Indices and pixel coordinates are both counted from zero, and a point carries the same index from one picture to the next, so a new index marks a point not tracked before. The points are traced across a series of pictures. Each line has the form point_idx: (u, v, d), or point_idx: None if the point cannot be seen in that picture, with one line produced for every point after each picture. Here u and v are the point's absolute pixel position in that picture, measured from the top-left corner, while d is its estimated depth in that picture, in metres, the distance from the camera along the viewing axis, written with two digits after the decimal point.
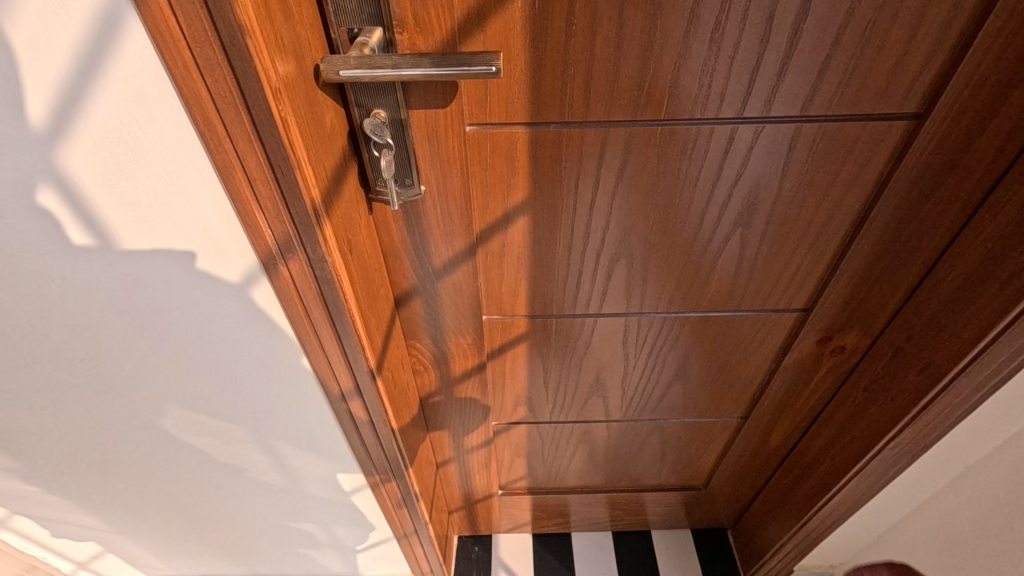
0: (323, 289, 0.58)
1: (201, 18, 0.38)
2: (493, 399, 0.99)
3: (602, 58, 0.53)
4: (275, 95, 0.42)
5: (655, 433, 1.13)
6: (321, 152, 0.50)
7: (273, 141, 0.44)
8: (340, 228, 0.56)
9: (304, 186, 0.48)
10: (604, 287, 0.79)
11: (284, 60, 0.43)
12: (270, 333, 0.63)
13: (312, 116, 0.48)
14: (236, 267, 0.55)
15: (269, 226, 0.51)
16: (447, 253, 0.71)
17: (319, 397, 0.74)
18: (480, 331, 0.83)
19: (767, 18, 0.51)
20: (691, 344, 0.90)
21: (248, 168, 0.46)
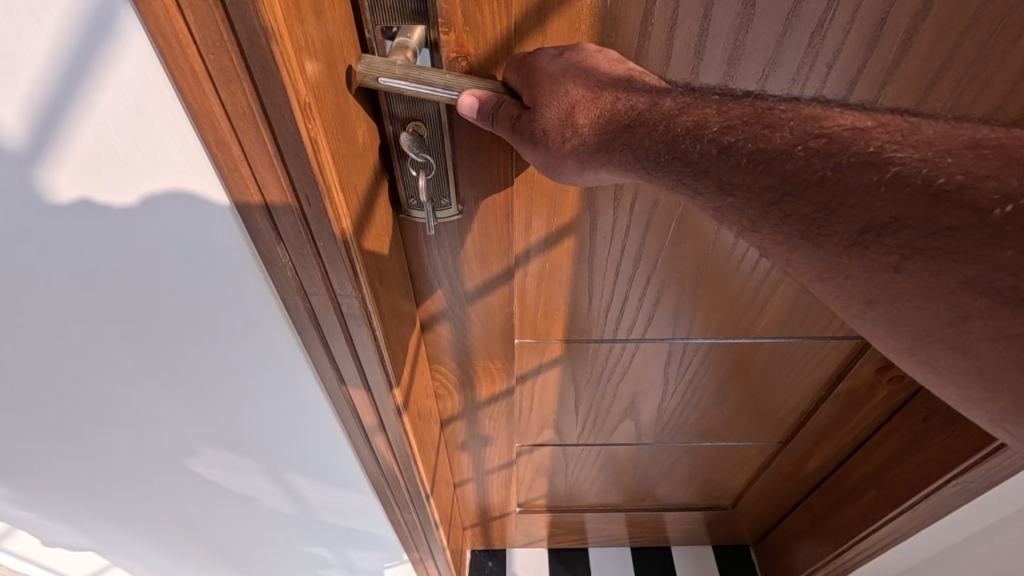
0: (349, 325, 0.51)
1: (217, 20, 0.31)
2: (519, 423, 0.93)
3: (679, 66, 0.46)
4: (304, 114, 0.35)
5: (685, 456, 1.07)
6: (353, 174, 0.43)
7: (300, 166, 0.38)
8: (369, 256, 0.49)
9: (333, 216, 0.41)
10: (649, 313, 0.72)
11: (315, 70, 0.36)
12: (290, 364, 0.56)
13: (344, 134, 0.41)
14: (253, 301, 0.48)
15: (290, 260, 0.44)
16: (479, 278, 0.64)
17: (338, 428, 0.68)
18: (511, 355, 0.77)
19: (876, 22, 0.43)
20: (736, 369, 0.83)
21: (269, 195, 0.39)
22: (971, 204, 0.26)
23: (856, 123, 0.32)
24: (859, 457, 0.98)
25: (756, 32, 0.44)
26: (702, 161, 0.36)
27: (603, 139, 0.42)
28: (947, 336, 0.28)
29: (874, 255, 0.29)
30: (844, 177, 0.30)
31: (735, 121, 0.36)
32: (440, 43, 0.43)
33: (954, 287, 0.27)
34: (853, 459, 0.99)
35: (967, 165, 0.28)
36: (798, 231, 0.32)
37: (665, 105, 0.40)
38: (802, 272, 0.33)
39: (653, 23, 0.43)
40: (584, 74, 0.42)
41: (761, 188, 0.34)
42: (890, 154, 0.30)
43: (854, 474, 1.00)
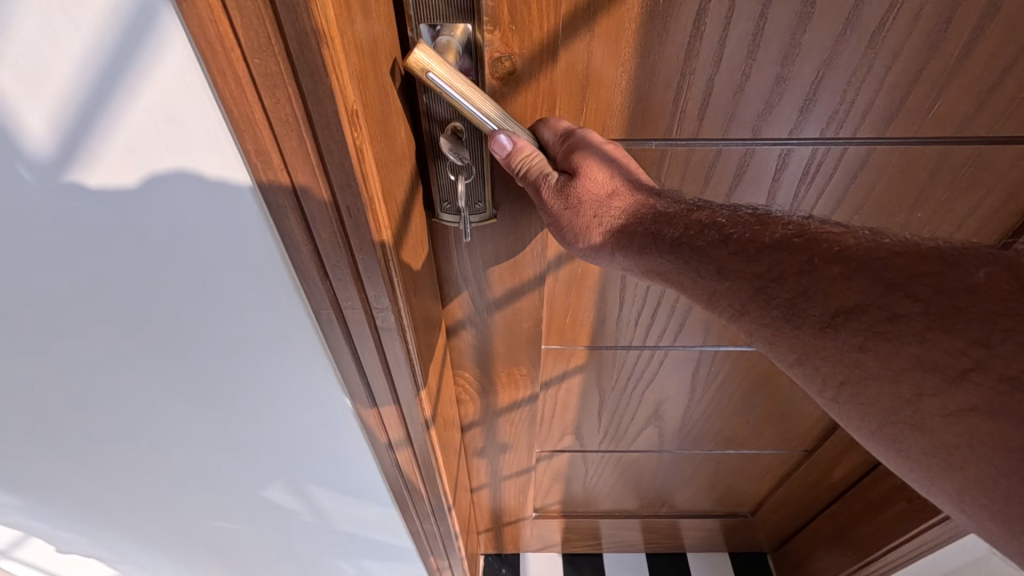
0: (383, 338, 0.50)
1: (266, 23, 0.28)
2: (539, 429, 0.91)
3: (730, 66, 0.44)
4: (353, 123, 0.33)
5: (707, 464, 1.05)
6: (393, 181, 0.41)
7: (343, 177, 0.35)
8: (405, 269, 0.47)
9: (374, 227, 0.39)
10: (681, 321, 0.70)
11: (362, 74, 0.34)
12: (320, 379, 0.54)
13: (386, 137, 0.39)
14: (285, 315, 0.45)
15: (325, 276, 0.42)
16: (509, 285, 0.62)
17: (362, 441, 0.66)
18: (536, 361, 0.75)
19: (942, 21, 0.41)
20: (766, 377, 0.81)
21: (309, 209, 0.37)
22: (915, 294, 0.32)
23: (835, 229, 0.38)
24: (888, 470, 0.95)
25: (815, 30, 0.42)
26: (702, 247, 0.41)
27: (624, 226, 0.45)
28: (908, 417, 0.32)
29: (845, 336, 0.34)
30: (818, 267, 0.36)
31: (739, 221, 0.41)
32: (484, 41, 0.41)
33: (908, 365, 0.31)
34: (881, 471, 0.97)
35: (914, 263, 0.33)
36: (783, 317, 0.37)
37: (686, 202, 0.45)
38: (786, 357, 0.37)
39: (706, 21, 0.41)
40: (622, 169, 0.45)
41: (751, 274, 0.39)
42: (853, 250, 0.35)
43: (882, 486, 0.97)
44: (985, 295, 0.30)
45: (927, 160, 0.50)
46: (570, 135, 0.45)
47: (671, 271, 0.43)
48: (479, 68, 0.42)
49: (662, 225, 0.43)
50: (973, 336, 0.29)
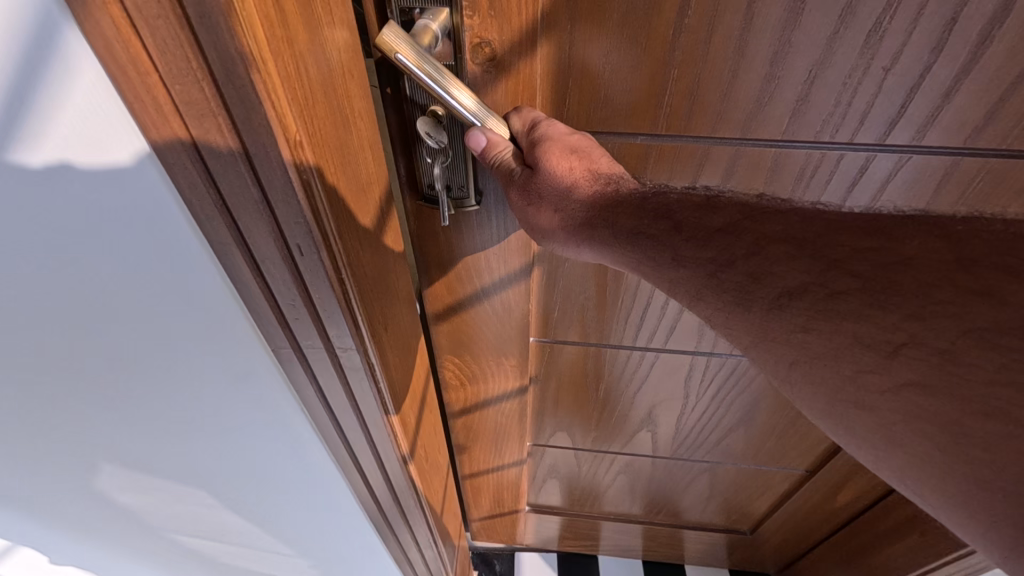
0: (348, 376, 0.46)
1: (183, 44, 0.25)
2: (531, 422, 0.91)
3: (717, 63, 0.43)
4: (295, 154, 0.30)
5: (705, 474, 1.03)
6: (352, 211, 0.38)
7: (289, 212, 0.32)
8: (374, 303, 0.44)
9: (327, 266, 0.36)
10: (672, 323, 0.69)
11: (308, 95, 0.30)
12: (284, 430, 0.49)
13: (343, 166, 0.36)
14: (242, 364, 0.41)
15: (278, 317, 0.39)
16: (496, 272, 0.63)
17: (338, 486, 0.60)
18: (526, 355, 0.76)
19: (944, 23, 0.39)
20: (764, 391, 0.78)
21: (254, 246, 0.34)
22: (854, 271, 0.34)
23: (778, 207, 0.40)
24: (896, 500, 0.91)
25: (805, 30, 0.40)
26: (660, 233, 0.41)
27: (588, 214, 0.44)
28: (853, 394, 0.34)
29: (789, 316, 0.36)
30: (761, 250, 0.38)
31: (692, 207, 0.42)
32: (461, 27, 0.41)
33: (847, 342, 0.34)
34: (888, 500, 0.93)
35: (852, 237, 0.36)
36: (735, 300, 0.38)
37: (642, 188, 0.44)
38: (742, 339, 0.39)
39: (690, 17, 0.40)
40: (587, 158, 0.43)
41: (705, 261, 0.40)
42: (791, 229, 0.38)
43: (889, 515, 0.94)
44: (919, 268, 0.33)
45: (935, 173, 0.47)
46: (537, 122, 0.44)
47: (632, 259, 0.43)
48: (458, 55, 0.43)
49: (621, 212, 0.43)
50: (909, 309, 0.32)
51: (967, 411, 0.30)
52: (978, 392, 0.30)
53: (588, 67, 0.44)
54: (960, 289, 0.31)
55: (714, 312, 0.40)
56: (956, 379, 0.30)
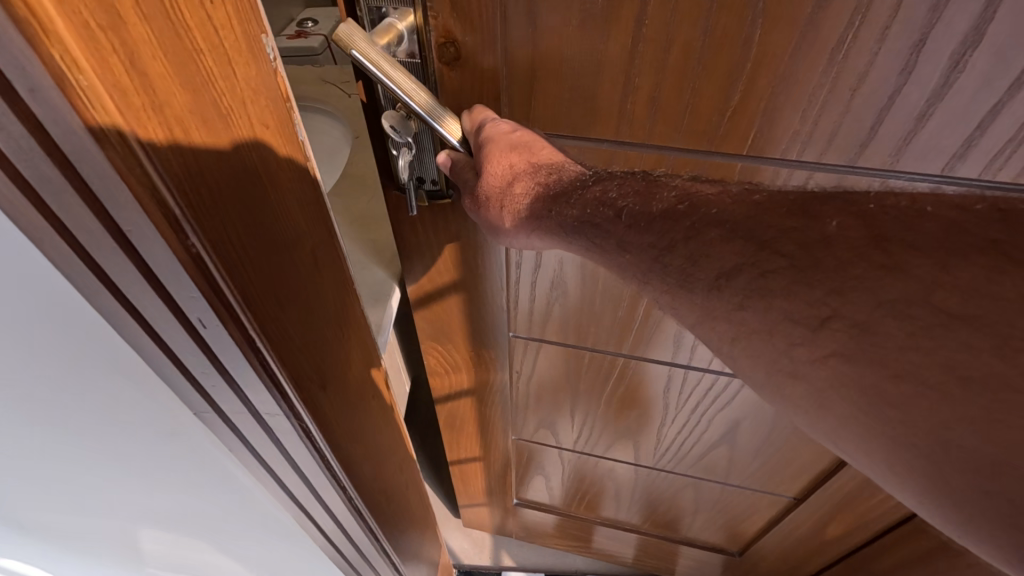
0: (279, 437, 0.44)
1: (16, 118, 0.21)
2: (514, 417, 0.93)
3: (678, 73, 0.42)
4: (175, 229, 0.28)
5: (689, 488, 1.02)
6: (269, 275, 0.35)
7: (181, 288, 0.30)
8: (307, 366, 0.42)
9: (234, 336, 0.34)
10: (647, 333, 0.70)
11: (197, 165, 0.28)
12: (221, 476, 0.48)
13: (252, 232, 0.33)
14: (165, 416, 0.40)
15: (194, 378, 0.37)
16: (474, 262, 0.64)
17: (291, 525, 0.59)
18: (506, 347, 0.78)
19: (912, 44, 0.37)
20: (744, 411, 0.78)
21: (150, 317, 0.31)
22: (781, 251, 0.33)
23: (710, 191, 0.38)
24: (888, 546, 0.86)
25: (766, 47, 0.40)
26: (604, 224, 0.40)
27: (536, 208, 0.43)
28: (786, 364, 0.33)
29: (727, 295, 0.34)
30: (696, 235, 0.36)
31: (633, 194, 0.40)
32: (430, 27, 0.43)
33: (780, 317, 0.33)
34: (879, 546, 0.88)
35: (781, 219, 0.34)
36: (679, 280, 0.36)
37: (581, 177, 0.42)
38: (687, 318, 0.37)
39: (649, 28, 0.40)
40: (529, 152, 0.43)
41: (646, 247, 0.38)
42: (723, 213, 0.36)
43: (880, 560, 0.89)
44: (836, 246, 0.32)
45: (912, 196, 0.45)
46: (482, 124, 0.44)
47: (585, 251, 0.42)
48: (426, 54, 0.45)
49: (568, 204, 0.42)
50: (827, 285, 0.31)
51: (883, 375, 0.30)
52: (892, 356, 0.29)
53: (551, 69, 0.45)
54: (874, 264, 0.31)
55: (661, 294, 0.37)
56: (872, 346, 0.30)
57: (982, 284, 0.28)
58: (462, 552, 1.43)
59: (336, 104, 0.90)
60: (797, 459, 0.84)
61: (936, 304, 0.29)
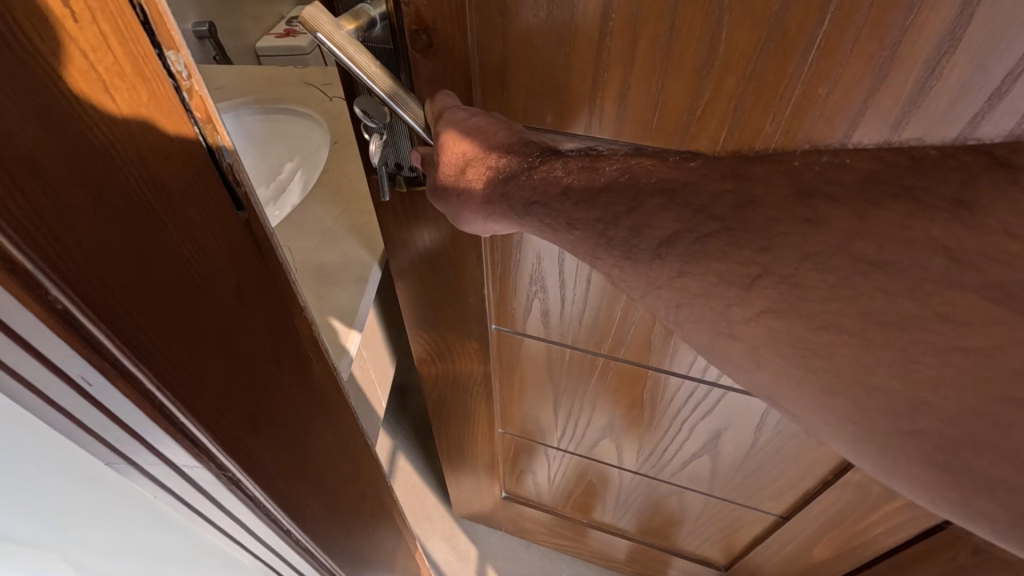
0: (205, 488, 0.41)
1: None
2: (499, 409, 0.94)
3: (646, 71, 0.42)
4: (29, 286, 0.25)
5: (673, 494, 1.00)
6: (171, 321, 0.32)
7: (56, 348, 0.27)
8: (233, 413, 0.38)
9: (130, 391, 0.31)
10: (625, 335, 0.69)
11: (60, 208, 0.25)
12: (157, 522, 0.44)
13: (144, 274, 0.30)
14: (67, 470, 0.36)
15: (95, 434, 0.33)
16: (454, 255, 0.64)
17: (247, 562, 0.56)
18: (488, 341, 0.78)
19: (886, 48, 0.36)
20: (724, 422, 0.77)
21: (23, 377, 0.28)
22: (714, 214, 0.33)
23: (651, 160, 0.37)
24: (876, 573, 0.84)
25: (735, 44, 0.39)
26: (554, 204, 0.39)
27: (491, 193, 0.43)
28: (723, 325, 0.33)
29: (668, 261, 0.35)
30: (637, 205, 0.36)
31: (577, 172, 0.39)
32: (402, 14, 0.44)
33: (715, 280, 0.33)
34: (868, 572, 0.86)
35: (714, 183, 0.34)
36: (621, 252, 0.36)
37: (528, 159, 0.41)
38: (634, 289, 0.37)
39: (616, 23, 0.40)
40: (483, 137, 0.42)
41: (593, 220, 0.38)
42: (662, 177, 0.36)
43: None
44: (762, 203, 0.32)
45: None
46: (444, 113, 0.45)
47: (539, 232, 0.41)
48: (399, 41, 0.46)
49: (518, 186, 0.41)
50: (759, 242, 0.32)
51: (809, 327, 0.30)
52: (817, 309, 0.30)
53: (522, 60, 0.45)
54: (797, 218, 0.31)
55: (611, 268, 0.37)
56: (799, 299, 0.31)
57: (892, 227, 0.29)
58: (446, 564, 1.39)
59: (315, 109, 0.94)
60: (781, 474, 0.82)
61: (857, 253, 0.29)
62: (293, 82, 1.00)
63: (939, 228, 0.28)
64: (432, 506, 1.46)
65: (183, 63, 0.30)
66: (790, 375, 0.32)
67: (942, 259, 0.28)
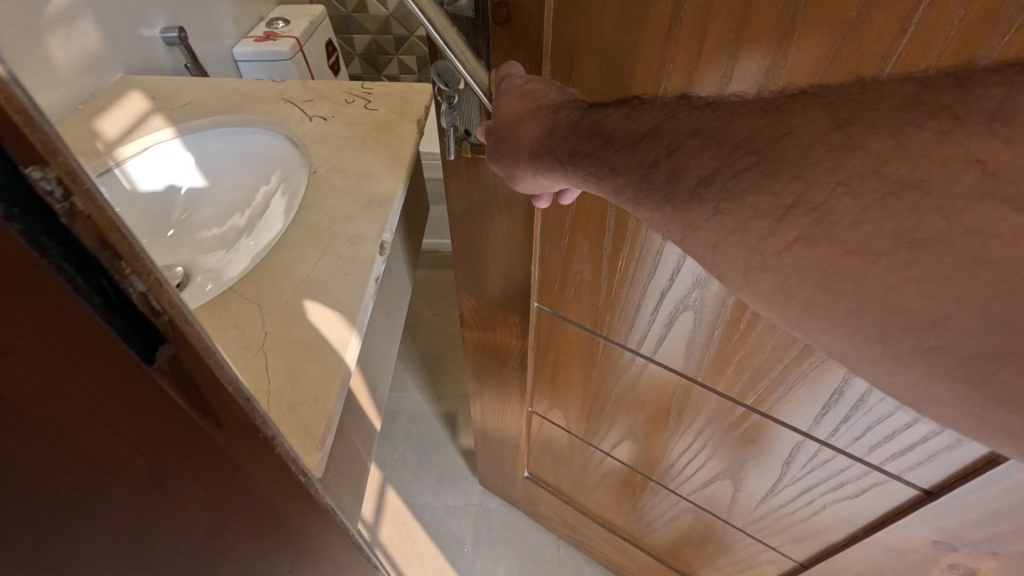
0: None
1: None
2: (531, 388, 0.96)
3: (713, 57, 0.43)
4: None
5: (689, 513, 0.99)
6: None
7: None
8: None
9: None
10: (662, 333, 0.69)
11: None
12: None
13: None
14: None
15: None
16: (508, 218, 0.68)
17: None
18: (528, 314, 0.80)
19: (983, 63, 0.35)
20: (750, 446, 0.76)
21: None
22: (750, 148, 0.33)
23: (693, 103, 0.38)
24: None
25: (807, 40, 0.39)
26: (599, 153, 0.41)
27: (541, 145, 0.46)
28: (756, 259, 0.33)
29: (704, 200, 0.35)
30: (676, 146, 0.36)
31: (617, 124, 0.40)
32: None
33: (751, 215, 0.33)
34: None
35: (753, 118, 0.33)
36: (661, 196, 0.37)
37: (574, 114, 0.44)
38: (675, 232, 0.37)
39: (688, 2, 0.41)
40: (536, 96, 0.46)
41: (634, 165, 0.38)
42: (700, 120, 0.36)
43: None
44: (797, 137, 0.31)
45: None
46: (501, 83, 0.49)
47: (584, 183, 0.43)
48: (480, 10, 0.51)
49: (567, 143, 0.43)
50: (791, 171, 0.31)
51: (841, 252, 0.30)
52: (848, 234, 0.29)
53: (590, 32, 0.47)
54: (831, 145, 0.30)
55: (653, 213, 0.38)
56: (830, 227, 0.30)
57: (927, 147, 0.28)
58: None
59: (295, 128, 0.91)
60: (807, 516, 0.80)
61: (888, 174, 0.28)
62: (269, 98, 0.97)
63: (973, 141, 0.27)
64: (423, 545, 1.39)
65: (56, 177, 0.21)
66: (823, 307, 0.31)
67: (975, 174, 0.26)
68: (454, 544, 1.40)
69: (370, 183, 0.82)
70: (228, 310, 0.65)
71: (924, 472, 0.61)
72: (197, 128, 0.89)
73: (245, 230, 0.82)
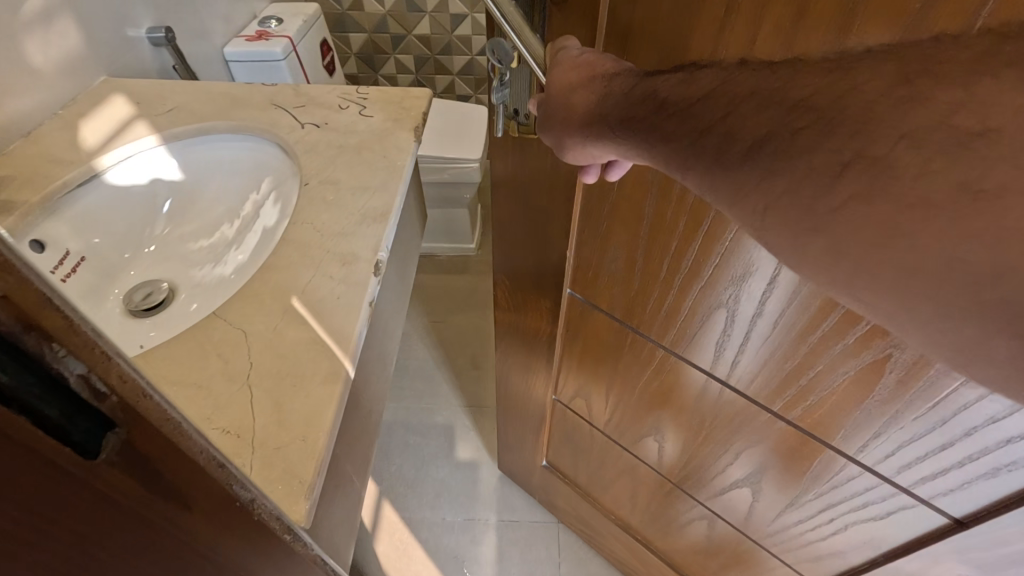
0: None
1: None
2: (555, 374, 0.97)
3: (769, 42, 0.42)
4: None
5: (703, 520, 0.99)
6: None
7: None
8: None
9: None
10: (692, 331, 0.69)
11: None
12: None
13: None
14: None
15: None
16: (551, 195, 0.69)
17: None
18: (558, 300, 0.81)
19: None
20: (772, 457, 0.75)
21: None
22: (810, 107, 0.33)
23: (753, 65, 0.38)
24: None
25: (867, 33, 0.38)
26: (651, 118, 0.41)
27: (592, 114, 0.46)
28: (808, 220, 0.33)
29: (757, 163, 0.35)
30: (730, 108, 0.36)
31: (672, 89, 0.41)
32: None
33: (805, 175, 0.33)
34: None
35: (817, 78, 0.33)
36: (712, 160, 0.38)
37: (630, 81, 0.44)
38: (725, 197, 0.38)
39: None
40: (593, 67, 0.47)
41: (686, 129, 0.39)
42: (759, 80, 0.36)
43: None
44: (858, 92, 0.31)
45: None
46: (559, 55, 0.50)
47: (633, 152, 0.44)
48: None
49: (619, 109, 0.44)
50: (851, 128, 0.31)
51: (899, 208, 0.29)
52: (908, 189, 0.29)
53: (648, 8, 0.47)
54: (898, 97, 0.30)
55: (701, 180, 0.39)
56: (890, 181, 0.30)
57: (1003, 96, 0.27)
58: None
59: (286, 136, 0.89)
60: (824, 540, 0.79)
61: (956, 124, 0.28)
62: (259, 104, 0.94)
63: None
64: (421, 564, 1.39)
65: None
66: (876, 267, 0.31)
67: None
68: (452, 561, 1.39)
69: (365, 197, 0.80)
70: (204, 332, 0.63)
71: (955, 500, 0.59)
72: (183, 135, 0.89)
73: (229, 244, 0.84)
